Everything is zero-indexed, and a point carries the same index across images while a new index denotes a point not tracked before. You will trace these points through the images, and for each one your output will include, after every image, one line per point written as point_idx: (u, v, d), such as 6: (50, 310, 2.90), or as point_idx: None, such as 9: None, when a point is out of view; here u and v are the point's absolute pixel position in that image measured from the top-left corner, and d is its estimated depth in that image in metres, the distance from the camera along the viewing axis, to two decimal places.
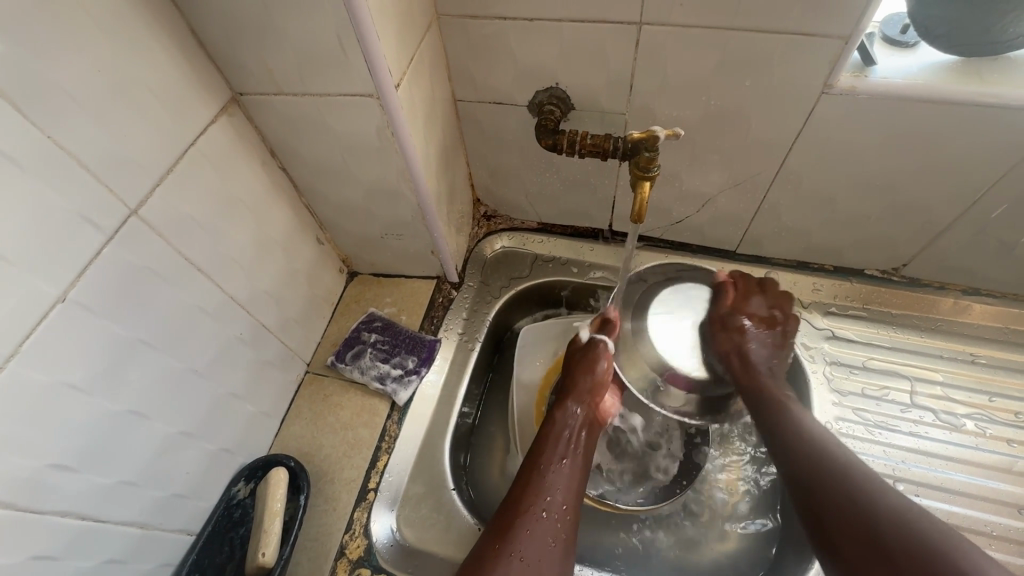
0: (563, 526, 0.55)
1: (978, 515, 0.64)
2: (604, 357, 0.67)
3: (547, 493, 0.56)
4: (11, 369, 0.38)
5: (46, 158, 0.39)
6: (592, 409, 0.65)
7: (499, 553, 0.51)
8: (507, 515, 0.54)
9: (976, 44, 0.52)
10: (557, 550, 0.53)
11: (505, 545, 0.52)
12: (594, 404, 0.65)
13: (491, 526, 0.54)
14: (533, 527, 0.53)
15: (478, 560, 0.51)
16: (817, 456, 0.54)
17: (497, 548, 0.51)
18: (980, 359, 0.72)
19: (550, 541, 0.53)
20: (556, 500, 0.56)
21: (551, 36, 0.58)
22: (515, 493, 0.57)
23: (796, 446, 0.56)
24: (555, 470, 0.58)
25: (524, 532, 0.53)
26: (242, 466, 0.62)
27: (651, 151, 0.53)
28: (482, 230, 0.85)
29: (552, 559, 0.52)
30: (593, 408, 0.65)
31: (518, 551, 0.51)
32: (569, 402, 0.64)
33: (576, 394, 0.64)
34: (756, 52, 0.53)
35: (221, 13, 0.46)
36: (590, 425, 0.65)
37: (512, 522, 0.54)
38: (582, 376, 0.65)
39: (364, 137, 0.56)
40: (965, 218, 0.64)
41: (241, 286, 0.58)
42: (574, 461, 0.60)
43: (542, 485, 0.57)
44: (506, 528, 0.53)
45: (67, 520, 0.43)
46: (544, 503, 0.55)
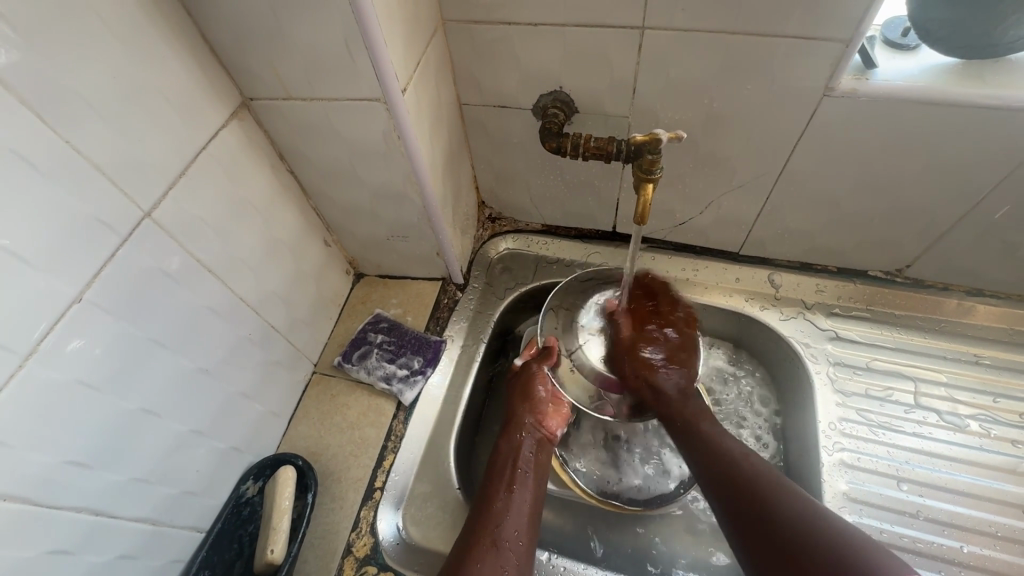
0: (515, 556, 0.54)
1: (982, 516, 0.64)
2: (541, 381, 0.68)
3: (495, 524, 0.55)
4: (29, 368, 0.39)
5: (63, 162, 0.40)
6: (540, 430, 0.66)
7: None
8: (463, 545, 0.54)
9: (976, 46, 0.52)
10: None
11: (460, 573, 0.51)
12: (542, 427, 0.66)
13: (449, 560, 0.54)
14: (487, 558, 0.53)
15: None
16: (733, 468, 0.54)
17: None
18: (984, 360, 0.72)
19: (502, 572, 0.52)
20: (508, 529, 0.55)
21: (554, 40, 0.58)
22: (471, 523, 0.56)
23: (707, 460, 0.57)
24: (504, 500, 0.58)
25: (477, 567, 0.52)
26: (251, 465, 0.63)
27: (654, 153, 0.54)
28: (487, 232, 0.86)
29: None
30: (541, 432, 0.66)
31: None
32: (514, 430, 0.65)
33: (519, 424, 0.66)
34: (758, 55, 0.54)
35: (230, 20, 0.47)
36: (540, 448, 0.65)
37: (466, 551, 0.53)
38: (528, 401, 0.67)
39: (371, 140, 0.57)
40: (967, 219, 0.64)
41: (249, 287, 0.59)
42: (522, 486, 0.60)
43: (492, 517, 0.56)
44: (460, 560, 0.52)
45: (81, 515, 0.44)
46: (496, 533, 0.55)
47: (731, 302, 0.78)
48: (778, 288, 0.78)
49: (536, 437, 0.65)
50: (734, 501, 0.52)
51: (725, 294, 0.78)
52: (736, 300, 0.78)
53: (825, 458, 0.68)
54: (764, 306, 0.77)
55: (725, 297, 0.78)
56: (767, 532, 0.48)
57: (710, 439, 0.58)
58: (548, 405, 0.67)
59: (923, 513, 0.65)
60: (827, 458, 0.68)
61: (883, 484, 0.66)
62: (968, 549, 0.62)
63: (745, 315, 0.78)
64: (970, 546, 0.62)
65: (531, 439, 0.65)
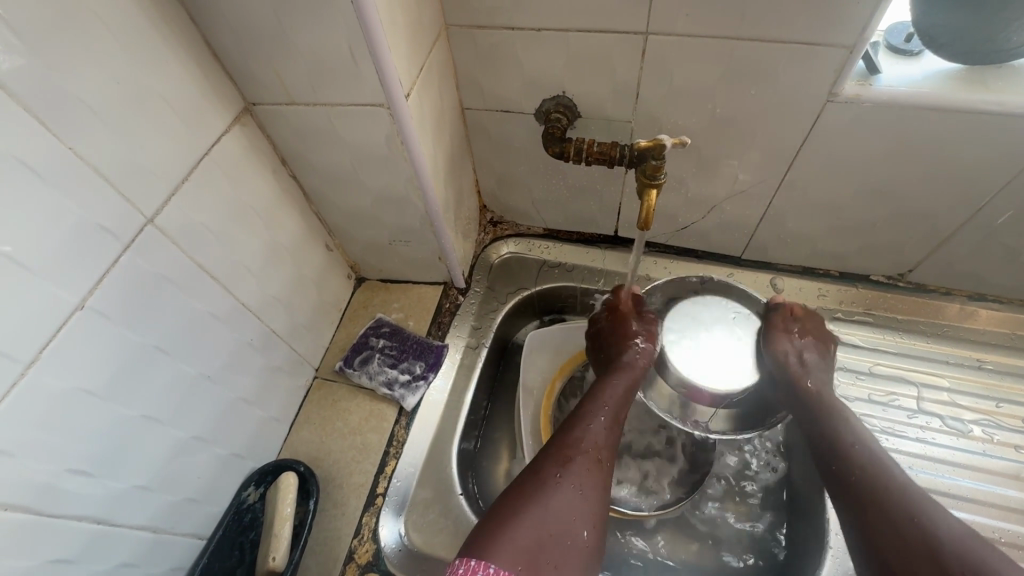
0: (605, 473, 0.55)
1: (986, 521, 0.64)
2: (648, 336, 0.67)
3: (598, 439, 0.57)
4: (30, 375, 0.39)
5: (66, 167, 0.39)
6: (641, 374, 0.64)
7: (555, 488, 0.51)
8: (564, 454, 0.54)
9: (979, 52, 0.52)
10: (601, 495, 0.53)
11: (559, 480, 0.52)
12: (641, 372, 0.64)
13: (543, 452, 0.56)
14: (588, 469, 0.54)
15: (530, 489, 0.51)
16: (874, 469, 0.53)
17: (552, 480, 0.52)
18: (986, 364, 0.72)
19: (596, 483, 0.54)
20: (604, 448, 0.56)
21: (557, 45, 0.58)
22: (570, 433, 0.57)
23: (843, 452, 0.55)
24: (595, 419, 0.59)
25: (578, 470, 0.53)
26: (252, 472, 0.62)
27: (658, 160, 0.54)
28: (489, 236, 0.85)
29: (597, 500, 0.53)
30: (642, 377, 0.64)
31: (572, 487, 0.52)
32: (622, 364, 0.64)
33: (624, 359, 0.64)
34: (761, 61, 0.54)
35: (234, 23, 0.47)
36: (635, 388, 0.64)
37: (568, 459, 0.54)
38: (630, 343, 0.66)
39: (375, 145, 0.57)
40: (970, 224, 0.64)
41: (252, 293, 0.59)
42: (620, 418, 0.60)
43: (594, 434, 0.57)
44: (563, 462, 0.54)
45: (82, 523, 0.44)
46: (598, 449, 0.56)
47: None
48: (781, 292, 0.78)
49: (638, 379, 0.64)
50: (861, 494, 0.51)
51: None
52: None
53: None
54: None
55: None
56: (892, 524, 0.48)
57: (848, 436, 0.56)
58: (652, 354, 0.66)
59: None
60: None
61: None
62: None
63: None
64: None
65: (631, 378, 0.63)
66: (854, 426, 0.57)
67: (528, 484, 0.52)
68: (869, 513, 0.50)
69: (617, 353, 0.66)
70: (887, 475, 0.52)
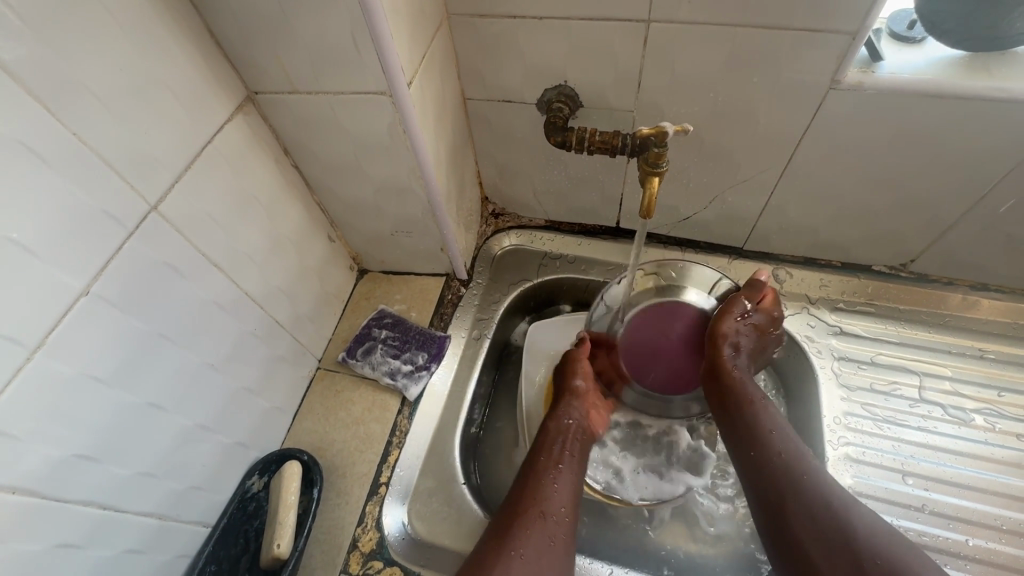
0: (561, 529, 0.54)
1: (988, 509, 0.64)
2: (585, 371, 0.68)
3: (543, 496, 0.56)
4: (39, 360, 0.39)
5: (71, 153, 0.40)
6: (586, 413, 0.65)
7: (503, 553, 0.50)
8: (509, 518, 0.54)
9: (983, 38, 0.52)
10: (557, 555, 0.52)
11: (508, 544, 0.51)
12: (585, 412, 0.65)
13: (491, 526, 0.54)
14: (535, 527, 0.53)
15: (483, 558, 0.50)
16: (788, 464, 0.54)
17: (499, 547, 0.51)
18: (989, 354, 0.72)
19: (550, 542, 0.52)
20: (554, 503, 0.55)
21: (559, 34, 0.58)
22: (517, 494, 0.56)
23: (756, 446, 0.57)
24: (546, 479, 0.57)
25: (523, 531, 0.52)
26: (256, 461, 0.63)
27: (660, 147, 0.54)
28: (490, 228, 0.86)
29: (553, 561, 0.51)
30: (586, 420, 0.65)
31: (520, 550, 0.50)
32: (561, 411, 0.64)
33: (567, 402, 0.65)
34: (764, 49, 0.54)
35: (236, 12, 0.47)
36: (585, 435, 0.64)
37: (512, 521, 0.53)
38: (569, 385, 0.67)
39: (377, 135, 0.57)
40: (973, 212, 0.64)
41: (255, 282, 0.59)
42: (567, 463, 0.60)
43: (540, 489, 0.56)
44: (507, 528, 0.53)
45: (89, 508, 0.44)
46: (545, 505, 0.55)
47: None
48: (783, 282, 0.78)
49: (581, 422, 0.65)
50: (771, 494, 0.53)
51: None
52: None
53: (830, 452, 0.68)
54: None
55: None
56: (794, 522, 0.51)
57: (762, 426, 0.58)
58: (591, 392, 0.67)
59: (929, 506, 0.65)
60: (832, 452, 0.68)
61: (889, 478, 0.66)
62: (973, 543, 0.62)
63: None
64: (976, 539, 0.63)
65: (573, 422, 0.64)
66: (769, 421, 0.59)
67: (485, 549, 0.51)
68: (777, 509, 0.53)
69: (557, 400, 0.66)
70: (794, 471, 0.54)
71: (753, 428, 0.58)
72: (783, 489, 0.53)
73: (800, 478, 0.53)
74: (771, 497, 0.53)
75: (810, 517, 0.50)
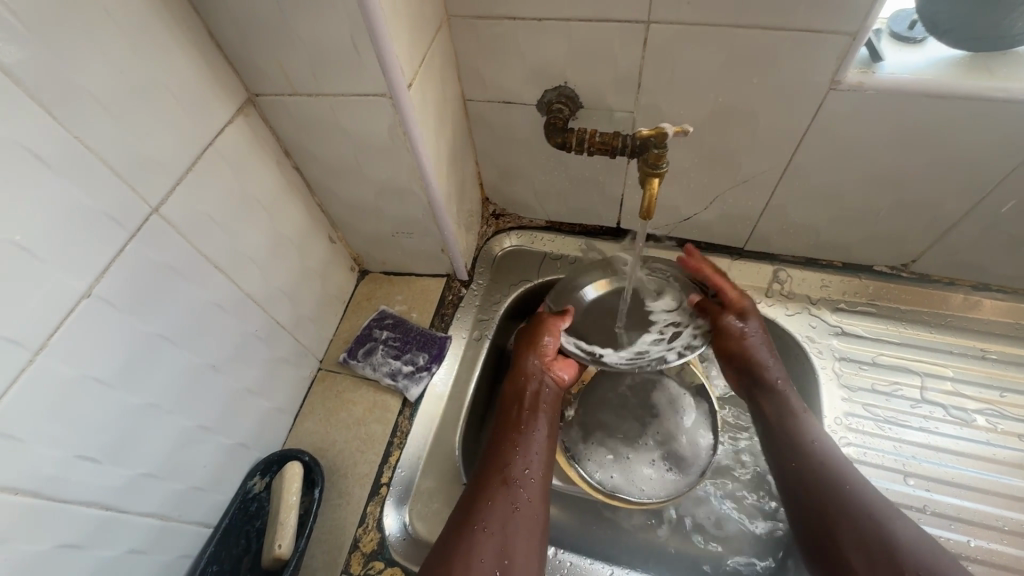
0: (529, 494, 0.56)
1: (990, 510, 0.64)
2: (552, 329, 0.68)
3: (506, 465, 0.58)
4: (40, 361, 0.39)
5: (71, 155, 0.40)
6: (549, 375, 0.67)
7: (468, 529, 0.52)
8: (474, 491, 0.56)
9: (984, 38, 0.52)
10: (523, 519, 0.54)
11: (473, 519, 0.53)
12: (549, 372, 0.67)
13: (461, 500, 0.56)
14: (499, 496, 0.55)
15: (451, 535, 0.52)
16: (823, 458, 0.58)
17: (467, 517, 0.53)
18: (991, 354, 0.72)
19: (515, 509, 0.55)
20: (516, 468, 0.58)
21: (558, 35, 0.58)
22: (483, 467, 0.59)
23: (796, 456, 0.59)
24: (517, 448, 0.59)
25: (489, 503, 0.54)
26: (257, 461, 0.63)
27: (660, 148, 0.54)
28: (491, 229, 0.86)
29: (520, 524, 0.54)
30: (552, 382, 0.66)
31: (484, 523, 0.53)
32: (524, 378, 0.66)
33: (535, 370, 0.66)
34: (763, 49, 0.54)
35: (238, 16, 0.47)
36: (553, 394, 0.66)
37: (477, 495, 0.55)
38: (531, 345, 0.67)
39: (377, 136, 0.57)
40: (974, 213, 0.64)
41: (256, 283, 0.59)
42: (532, 426, 0.62)
43: (503, 459, 0.58)
44: (473, 503, 0.55)
45: (91, 510, 0.45)
46: (508, 473, 0.57)
47: None
48: (785, 283, 0.77)
49: (546, 382, 0.66)
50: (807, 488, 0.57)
51: None
52: None
53: None
54: (768, 300, 0.77)
55: None
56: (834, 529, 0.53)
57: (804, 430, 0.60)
58: (554, 350, 0.67)
59: (930, 507, 0.64)
60: None
61: (890, 479, 0.66)
62: (975, 544, 0.62)
63: None
64: (977, 540, 0.62)
65: (540, 388, 0.65)
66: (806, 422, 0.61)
67: (453, 528, 0.53)
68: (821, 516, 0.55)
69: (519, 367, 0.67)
70: (836, 479, 0.56)
71: (793, 432, 0.60)
72: (827, 495, 0.55)
73: (841, 486, 0.55)
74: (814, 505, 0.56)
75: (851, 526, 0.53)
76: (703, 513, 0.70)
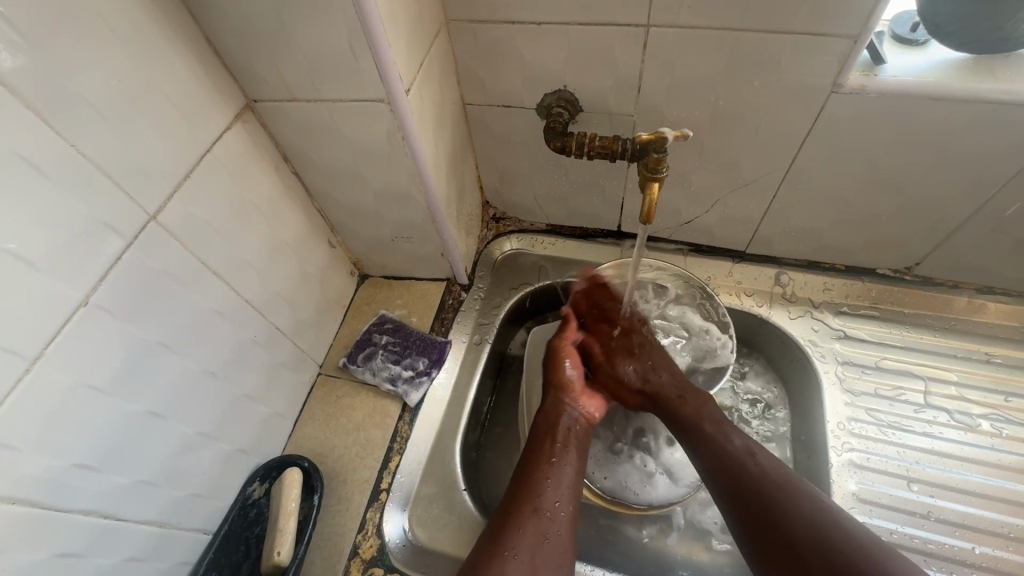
0: (559, 529, 0.53)
1: (995, 516, 0.63)
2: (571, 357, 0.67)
3: (538, 495, 0.55)
4: (37, 370, 0.39)
5: (68, 163, 0.40)
6: (580, 407, 0.63)
7: (495, 555, 0.50)
8: (501, 519, 0.53)
9: (987, 40, 0.51)
10: (552, 554, 0.51)
11: (500, 548, 0.51)
12: (579, 406, 0.63)
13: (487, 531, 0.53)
14: (529, 526, 0.52)
15: (477, 562, 0.50)
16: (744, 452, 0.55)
17: (493, 548, 0.51)
18: (996, 359, 0.71)
19: (544, 542, 0.52)
20: (546, 498, 0.55)
21: (558, 39, 0.58)
22: (509, 496, 0.56)
23: (713, 458, 0.56)
24: (546, 478, 0.56)
25: (517, 532, 0.52)
26: (257, 467, 0.63)
27: (660, 152, 0.54)
28: (491, 232, 0.85)
29: (548, 558, 0.51)
30: (581, 416, 0.63)
31: (512, 552, 0.50)
32: (556, 407, 0.63)
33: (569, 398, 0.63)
34: (764, 52, 0.53)
35: (234, 21, 0.47)
36: (586, 429, 0.63)
37: (506, 524, 0.53)
38: (557, 378, 0.65)
39: (376, 141, 0.57)
40: (978, 216, 0.63)
41: (255, 289, 0.59)
42: (563, 460, 0.58)
43: (533, 488, 0.55)
44: (500, 532, 0.52)
45: (89, 517, 0.45)
46: (538, 503, 0.54)
47: (737, 301, 0.77)
48: (786, 286, 0.77)
49: (577, 416, 0.63)
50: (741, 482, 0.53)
51: (731, 294, 0.78)
52: (741, 299, 0.77)
53: (835, 458, 0.68)
54: (770, 304, 0.76)
55: (730, 296, 0.78)
56: (763, 528, 0.50)
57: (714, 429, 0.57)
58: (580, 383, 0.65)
59: (934, 514, 0.64)
60: (836, 458, 0.67)
61: (893, 485, 0.66)
62: (980, 551, 0.62)
63: (752, 314, 0.77)
64: (982, 547, 0.62)
65: (572, 421, 0.62)
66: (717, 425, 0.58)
67: (477, 558, 0.50)
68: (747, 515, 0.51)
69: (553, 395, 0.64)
70: (751, 473, 0.53)
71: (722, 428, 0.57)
72: (766, 490, 0.51)
73: (759, 482, 0.52)
74: (740, 505, 0.52)
75: (777, 522, 0.49)
76: (709, 519, 0.70)
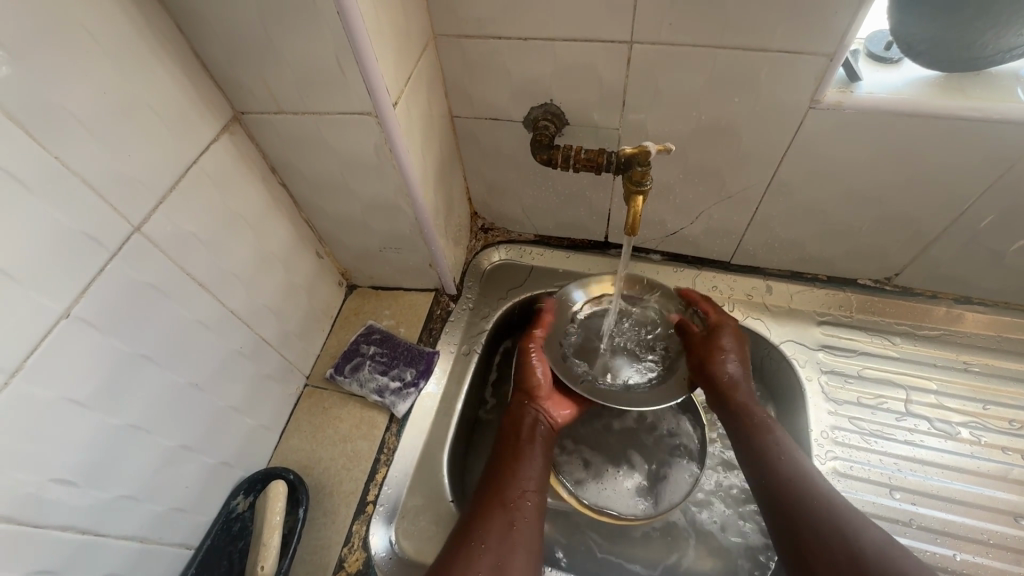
0: (526, 513, 0.56)
1: (974, 523, 0.64)
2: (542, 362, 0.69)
3: (504, 485, 0.58)
4: (16, 385, 0.39)
5: (49, 174, 0.39)
6: (543, 412, 0.66)
7: (464, 543, 0.52)
8: (473, 508, 0.56)
9: (956, 59, 0.53)
10: (520, 539, 0.53)
11: (468, 539, 0.53)
12: (545, 410, 0.66)
13: (455, 530, 0.55)
14: (496, 515, 0.55)
15: (447, 554, 0.52)
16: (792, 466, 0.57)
17: (461, 542, 0.53)
18: (974, 367, 0.73)
19: (512, 529, 0.54)
20: (515, 491, 0.57)
21: (543, 54, 0.59)
22: (481, 489, 0.59)
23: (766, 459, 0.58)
24: (522, 465, 0.60)
25: (485, 519, 0.54)
26: (241, 480, 0.62)
27: (644, 165, 0.55)
28: (480, 243, 0.86)
29: (516, 543, 0.53)
30: (547, 420, 0.66)
31: (481, 539, 0.52)
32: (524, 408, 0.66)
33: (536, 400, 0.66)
34: (742, 70, 0.55)
35: (224, 37, 0.48)
36: (550, 433, 0.65)
37: (475, 514, 0.55)
38: (527, 383, 0.67)
39: (363, 154, 0.57)
40: (954, 227, 0.65)
41: (241, 299, 0.59)
42: (529, 456, 0.61)
43: (500, 480, 0.58)
44: (468, 522, 0.55)
45: (68, 533, 0.44)
46: (506, 494, 0.57)
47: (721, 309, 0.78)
48: (769, 296, 0.78)
49: (543, 419, 0.65)
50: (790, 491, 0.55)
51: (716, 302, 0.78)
52: (726, 308, 0.78)
53: (818, 466, 0.68)
54: (753, 313, 0.77)
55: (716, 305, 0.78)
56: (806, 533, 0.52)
57: (774, 451, 0.58)
58: (547, 388, 0.67)
59: (916, 521, 0.65)
60: (820, 467, 0.68)
61: (875, 492, 0.67)
62: (961, 558, 0.62)
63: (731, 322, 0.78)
64: (963, 554, 0.63)
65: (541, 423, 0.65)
66: (772, 437, 0.60)
67: (451, 543, 0.53)
68: (783, 525, 0.53)
69: (522, 397, 0.67)
70: (799, 483, 0.55)
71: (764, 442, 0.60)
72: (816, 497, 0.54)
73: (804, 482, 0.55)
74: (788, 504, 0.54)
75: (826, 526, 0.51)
76: (708, 520, 0.70)
